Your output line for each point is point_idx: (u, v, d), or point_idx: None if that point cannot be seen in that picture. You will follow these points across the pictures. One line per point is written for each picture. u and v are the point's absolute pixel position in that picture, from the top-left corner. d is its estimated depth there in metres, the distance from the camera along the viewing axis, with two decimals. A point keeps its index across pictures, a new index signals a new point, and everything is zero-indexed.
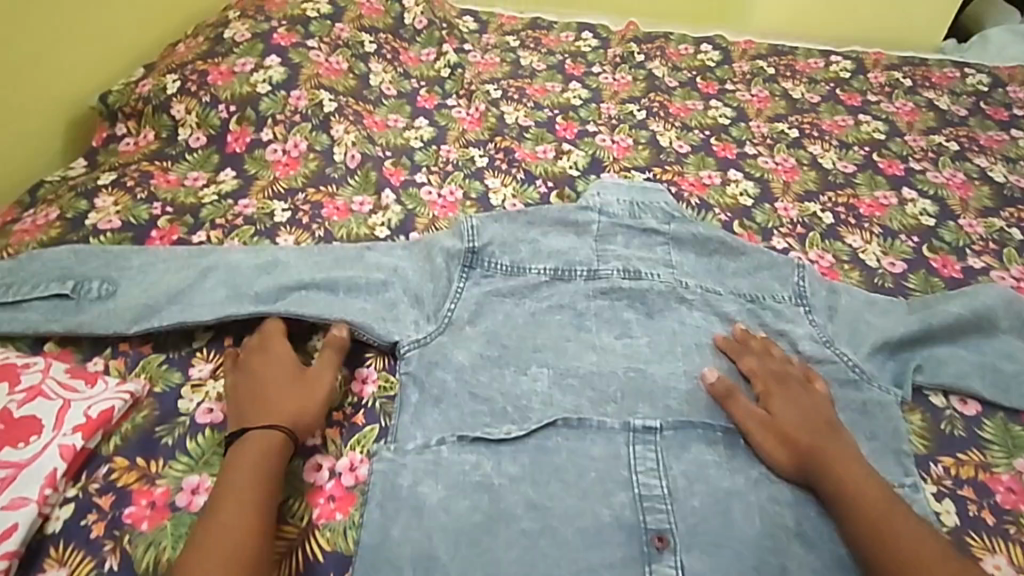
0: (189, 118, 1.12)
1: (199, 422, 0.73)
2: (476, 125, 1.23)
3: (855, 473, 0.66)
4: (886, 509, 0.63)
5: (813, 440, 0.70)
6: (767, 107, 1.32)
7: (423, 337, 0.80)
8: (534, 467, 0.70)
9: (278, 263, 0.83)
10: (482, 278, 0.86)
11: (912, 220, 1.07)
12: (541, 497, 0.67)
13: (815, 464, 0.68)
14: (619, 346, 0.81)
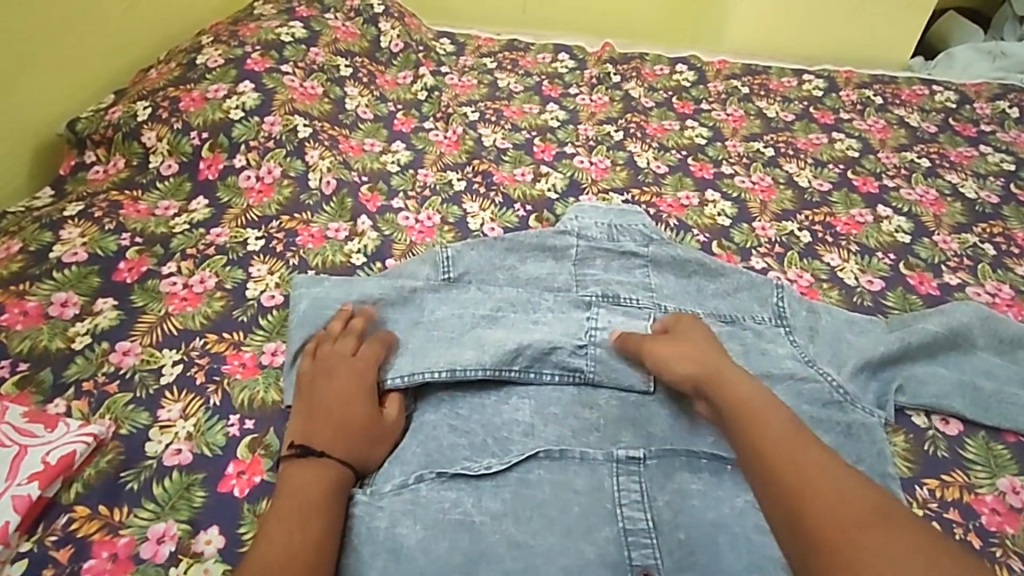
0: (160, 145, 1.10)
1: (166, 464, 0.70)
2: (453, 148, 1.21)
3: (789, 433, 0.57)
4: (818, 470, 0.52)
5: (748, 404, 0.62)
6: (743, 126, 1.33)
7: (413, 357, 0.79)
8: (515, 504, 0.67)
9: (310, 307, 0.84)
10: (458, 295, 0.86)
11: (888, 238, 1.08)
12: (522, 535, 0.65)
13: (742, 425, 0.60)
14: (601, 371, 0.79)
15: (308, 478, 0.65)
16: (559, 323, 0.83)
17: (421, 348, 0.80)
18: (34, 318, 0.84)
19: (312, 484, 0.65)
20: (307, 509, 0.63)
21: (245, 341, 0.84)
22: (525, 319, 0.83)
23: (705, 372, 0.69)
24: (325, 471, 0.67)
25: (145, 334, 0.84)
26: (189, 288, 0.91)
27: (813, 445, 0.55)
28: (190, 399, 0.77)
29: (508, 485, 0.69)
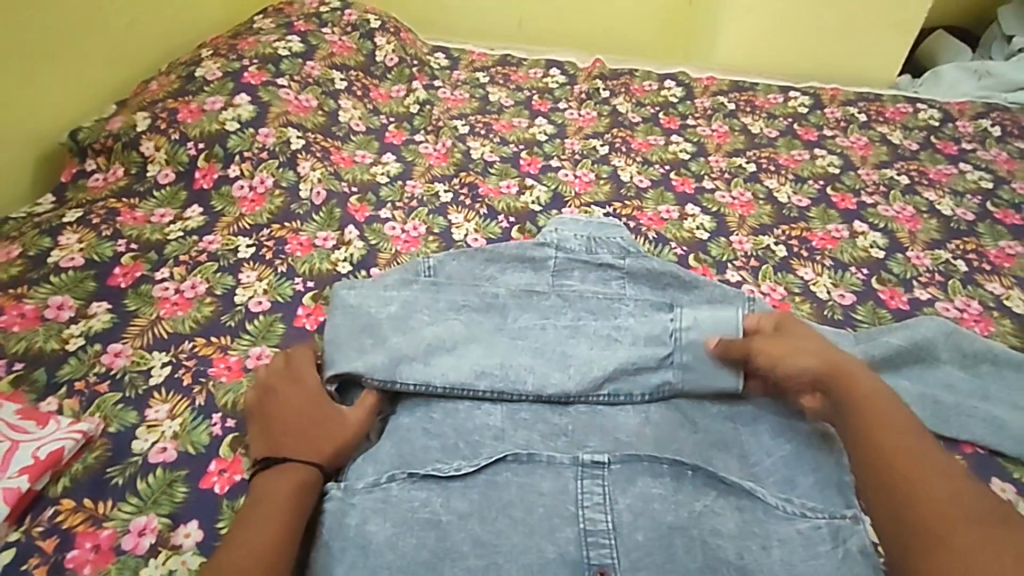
0: (158, 155, 1.15)
1: (151, 461, 0.73)
2: (442, 161, 1.25)
3: (909, 444, 0.67)
4: (930, 489, 0.63)
5: (873, 409, 0.71)
6: (726, 142, 1.37)
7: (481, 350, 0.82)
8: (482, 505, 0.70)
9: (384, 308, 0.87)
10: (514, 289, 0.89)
11: (863, 253, 1.10)
12: (487, 534, 0.68)
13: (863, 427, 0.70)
14: (685, 381, 0.83)
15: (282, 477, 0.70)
16: (640, 329, 0.85)
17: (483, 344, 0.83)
18: (31, 320, 0.88)
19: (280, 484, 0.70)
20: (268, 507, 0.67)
21: (232, 345, 0.88)
22: (607, 327, 0.86)
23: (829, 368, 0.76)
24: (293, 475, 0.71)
25: (137, 336, 0.87)
26: (180, 293, 0.95)
27: (925, 460, 0.65)
28: (177, 400, 0.80)
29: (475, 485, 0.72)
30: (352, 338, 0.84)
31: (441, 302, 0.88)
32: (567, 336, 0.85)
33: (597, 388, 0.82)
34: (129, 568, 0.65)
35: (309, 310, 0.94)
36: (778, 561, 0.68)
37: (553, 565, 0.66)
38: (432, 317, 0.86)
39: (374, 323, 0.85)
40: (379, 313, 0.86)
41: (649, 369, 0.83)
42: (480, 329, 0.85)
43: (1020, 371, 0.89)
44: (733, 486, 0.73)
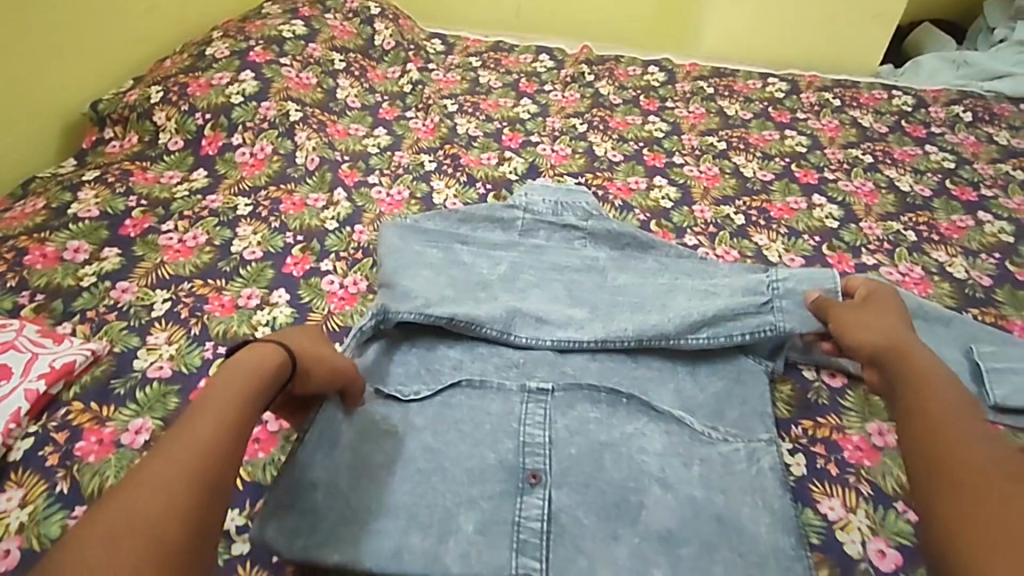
0: (169, 124, 1.26)
1: (149, 376, 0.84)
2: (429, 135, 1.35)
3: (959, 413, 0.67)
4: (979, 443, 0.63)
5: (926, 380, 0.73)
6: (701, 122, 1.44)
7: (543, 322, 0.90)
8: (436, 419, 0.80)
9: (466, 264, 0.97)
10: (591, 266, 0.99)
11: (818, 223, 1.17)
12: (436, 442, 0.77)
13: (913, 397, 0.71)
14: (785, 322, 0.88)
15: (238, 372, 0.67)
16: (733, 291, 0.92)
17: (545, 309, 0.92)
18: (50, 260, 0.99)
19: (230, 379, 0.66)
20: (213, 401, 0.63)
21: (226, 287, 0.98)
22: (681, 296, 0.93)
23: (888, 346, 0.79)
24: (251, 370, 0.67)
25: (142, 277, 0.98)
26: (183, 243, 1.05)
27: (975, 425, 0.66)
28: (175, 329, 0.91)
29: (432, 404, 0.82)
30: (466, 289, 0.94)
31: (545, 271, 0.98)
32: (665, 294, 0.93)
33: (695, 331, 0.87)
34: (127, 458, 0.75)
35: (297, 260, 1.04)
36: (696, 475, 0.76)
37: (492, 468, 0.75)
38: (537, 279, 0.97)
39: (484, 283, 0.95)
40: (490, 272, 0.97)
41: (749, 314, 0.88)
42: (583, 290, 0.95)
43: (946, 326, 0.95)
44: (663, 413, 0.82)
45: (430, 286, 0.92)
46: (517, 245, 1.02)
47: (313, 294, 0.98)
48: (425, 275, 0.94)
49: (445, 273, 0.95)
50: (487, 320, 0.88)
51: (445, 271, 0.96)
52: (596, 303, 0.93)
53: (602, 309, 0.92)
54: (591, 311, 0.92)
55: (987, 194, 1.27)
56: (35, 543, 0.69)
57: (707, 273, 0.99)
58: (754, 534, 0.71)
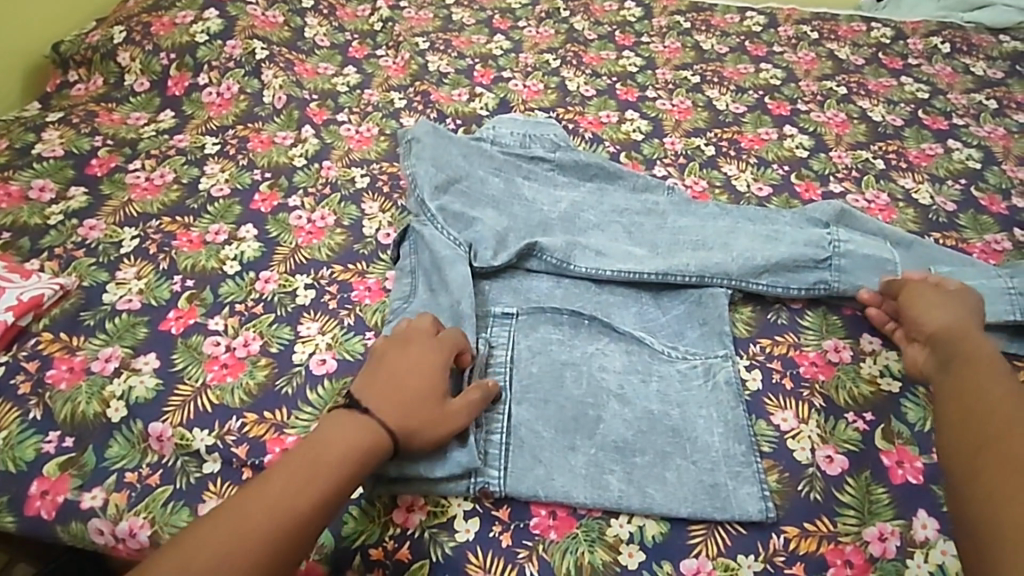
0: (134, 65, 1.25)
1: (119, 308, 0.86)
2: (400, 72, 1.33)
3: (1007, 403, 0.61)
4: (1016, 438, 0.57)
5: (972, 369, 0.66)
6: (676, 57, 1.42)
7: (570, 258, 0.91)
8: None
9: (526, 199, 0.99)
10: (648, 204, 1.00)
11: (787, 152, 1.18)
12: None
13: (952, 386, 0.66)
14: (842, 284, 0.89)
15: (334, 432, 0.63)
16: (798, 237, 0.92)
17: (602, 247, 0.93)
18: (15, 199, 0.99)
19: (330, 444, 0.62)
20: (315, 470, 0.60)
21: (194, 223, 0.99)
22: (740, 237, 0.93)
23: (943, 334, 0.73)
24: (349, 439, 0.63)
25: (110, 215, 0.99)
26: (150, 181, 1.05)
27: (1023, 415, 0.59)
28: (143, 265, 0.92)
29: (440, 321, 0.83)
30: (527, 228, 0.95)
31: (605, 209, 1.00)
32: (727, 232, 0.94)
33: (756, 276, 0.89)
34: (98, 384, 0.77)
35: (265, 196, 1.04)
36: (653, 391, 0.78)
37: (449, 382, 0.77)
38: (597, 218, 0.98)
39: (545, 220, 0.97)
40: (551, 212, 0.98)
41: (808, 268, 0.89)
42: (643, 232, 0.97)
43: (907, 250, 0.97)
44: (622, 333, 0.84)
45: (485, 217, 0.94)
46: (542, 174, 1.04)
47: (281, 228, 0.98)
48: (486, 207, 0.97)
49: (507, 207, 0.97)
50: (549, 246, 0.91)
51: (509, 205, 0.98)
52: (656, 242, 0.95)
53: (658, 245, 0.94)
54: (651, 250, 0.94)
55: (959, 122, 1.27)
56: (11, 466, 0.72)
57: (770, 220, 0.97)
58: (707, 443, 0.73)
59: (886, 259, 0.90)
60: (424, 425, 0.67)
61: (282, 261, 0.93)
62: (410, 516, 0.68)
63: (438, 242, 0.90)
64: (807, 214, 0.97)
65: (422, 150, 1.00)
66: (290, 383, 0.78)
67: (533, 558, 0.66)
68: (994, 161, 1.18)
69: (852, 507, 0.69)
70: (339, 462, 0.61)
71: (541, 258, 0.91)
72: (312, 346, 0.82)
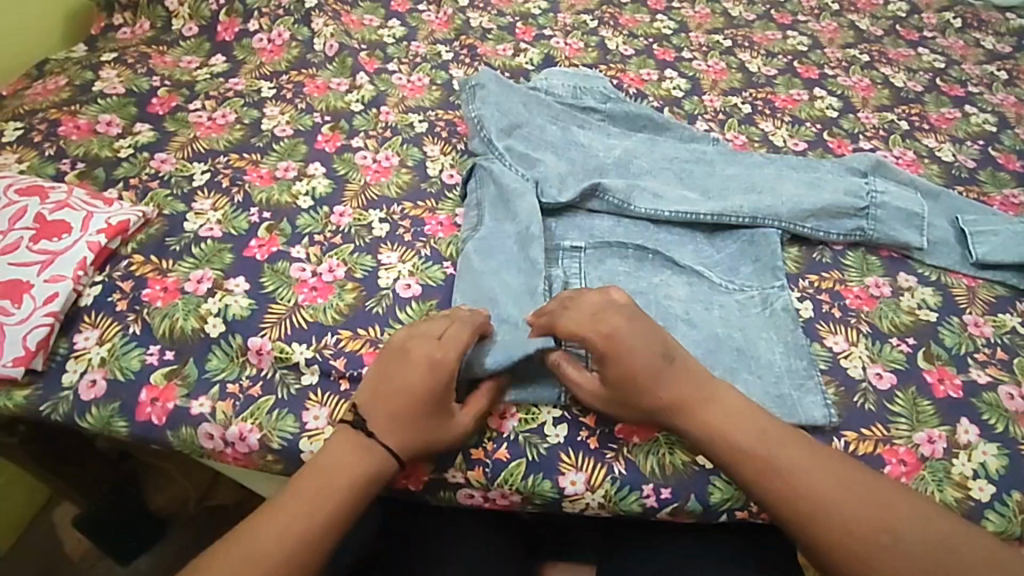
0: (182, 10, 1.26)
1: (202, 235, 0.88)
2: (443, 27, 1.35)
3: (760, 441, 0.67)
4: (837, 502, 0.63)
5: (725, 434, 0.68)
6: (707, 22, 1.47)
7: (629, 197, 0.95)
8: (502, 260, 0.85)
9: (581, 144, 1.03)
10: (698, 150, 1.04)
11: (819, 113, 1.24)
12: (515, 274, 0.84)
13: (742, 458, 0.67)
14: (880, 229, 0.95)
15: (341, 456, 0.67)
16: (840, 184, 0.97)
17: (658, 189, 0.97)
18: (85, 132, 1.01)
19: (339, 469, 0.66)
20: (328, 490, 0.65)
21: (262, 160, 1.01)
22: (788, 181, 0.98)
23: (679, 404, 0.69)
24: (356, 464, 0.67)
25: (179, 150, 1.01)
26: (213, 120, 1.07)
27: (820, 464, 0.66)
28: (218, 197, 0.94)
29: (508, 246, 0.87)
30: (586, 168, 0.99)
31: (657, 156, 1.03)
32: (775, 178, 0.98)
33: (803, 220, 0.94)
34: (193, 303, 0.81)
35: (328, 137, 1.06)
36: (716, 316, 0.83)
37: (519, 302, 0.81)
38: (650, 165, 1.02)
39: (601, 164, 1.01)
40: (606, 157, 1.01)
41: (848, 216, 0.95)
42: (694, 178, 1.00)
43: (935, 201, 1.02)
44: (684, 267, 0.88)
45: (546, 160, 0.98)
46: (594, 123, 1.08)
47: (348, 167, 1.01)
48: (546, 150, 1.00)
49: (565, 151, 1.01)
50: (609, 187, 0.95)
51: (566, 148, 1.02)
52: (708, 187, 0.99)
53: (709, 189, 0.98)
54: (703, 194, 0.98)
55: (974, 91, 1.35)
56: (119, 374, 0.76)
57: (811, 168, 1.02)
58: (770, 360, 0.79)
59: (919, 210, 0.97)
60: (422, 450, 0.69)
61: (354, 197, 0.96)
62: (504, 422, 0.74)
63: (504, 179, 0.94)
64: (846, 164, 1.03)
65: (487, 94, 1.05)
66: (380, 304, 0.83)
67: (621, 459, 0.73)
68: (1008, 125, 1.26)
69: (903, 416, 0.77)
70: (352, 483, 0.66)
71: (603, 198, 0.95)
72: (396, 273, 0.86)
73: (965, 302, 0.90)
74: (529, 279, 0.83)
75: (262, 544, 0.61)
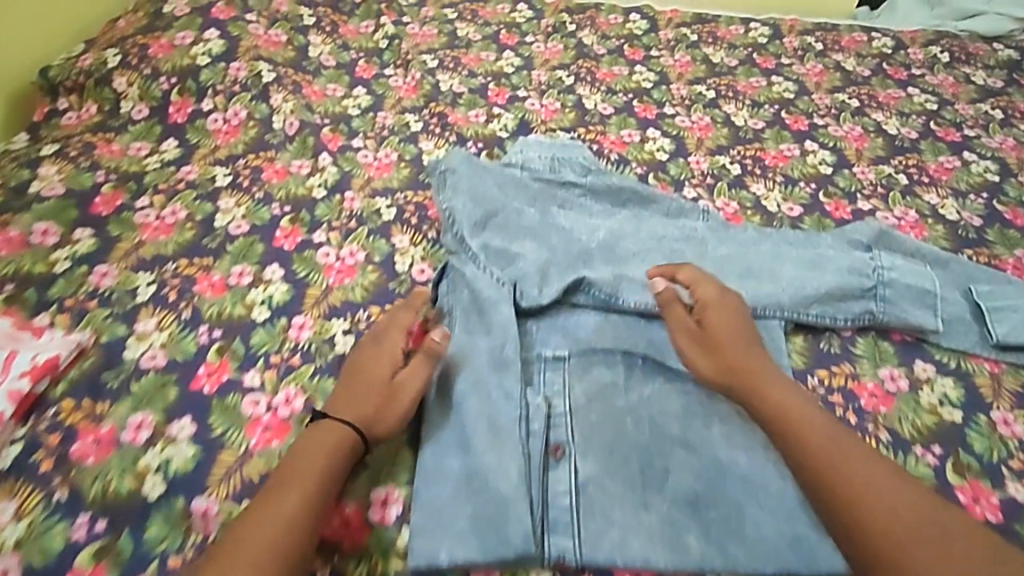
0: (131, 91, 1.17)
1: (143, 366, 0.79)
2: (411, 93, 1.28)
3: (829, 436, 0.68)
4: (889, 505, 0.62)
5: (808, 444, 0.67)
6: (688, 71, 1.40)
7: (616, 290, 0.87)
8: (476, 385, 0.76)
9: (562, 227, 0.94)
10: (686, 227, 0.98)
11: (812, 169, 1.17)
12: (486, 404, 0.74)
13: (810, 441, 0.67)
14: (891, 310, 0.87)
15: (314, 444, 0.67)
16: (843, 261, 0.90)
17: (649, 279, 0.89)
18: (17, 244, 0.92)
19: (310, 456, 0.66)
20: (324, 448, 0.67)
21: (214, 265, 0.92)
22: (785, 261, 0.90)
23: (782, 413, 0.70)
24: (330, 440, 0.68)
25: (122, 259, 0.92)
26: (162, 219, 0.98)
27: (879, 467, 0.66)
28: (164, 314, 0.85)
29: (482, 363, 0.78)
30: (568, 257, 0.90)
31: (644, 235, 0.95)
32: (772, 257, 0.91)
33: (806, 306, 0.87)
34: (129, 457, 0.71)
35: (287, 232, 0.97)
36: (718, 434, 0.75)
37: (495, 433, 0.72)
38: (638, 246, 0.94)
39: (585, 249, 0.92)
40: (590, 241, 0.93)
41: (855, 297, 0.88)
42: (686, 261, 0.92)
43: (944, 269, 0.95)
44: (677, 373, 0.81)
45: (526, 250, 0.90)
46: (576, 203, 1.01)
47: (308, 267, 0.92)
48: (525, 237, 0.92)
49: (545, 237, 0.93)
50: (595, 281, 0.87)
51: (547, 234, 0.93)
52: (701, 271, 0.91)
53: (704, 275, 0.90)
54: None
55: (971, 134, 1.29)
56: (36, 559, 0.64)
57: (809, 243, 0.96)
58: (781, 489, 0.71)
59: (930, 285, 0.90)
60: (376, 407, 0.71)
61: (314, 304, 0.88)
62: None
63: (476, 279, 0.86)
64: (846, 237, 0.97)
65: (457, 181, 0.96)
66: None
67: None
68: (1011, 173, 1.19)
69: None
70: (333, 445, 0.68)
71: (589, 293, 0.87)
72: None
73: (990, 395, 0.83)
74: (508, 406, 0.74)
75: (254, 535, 0.60)
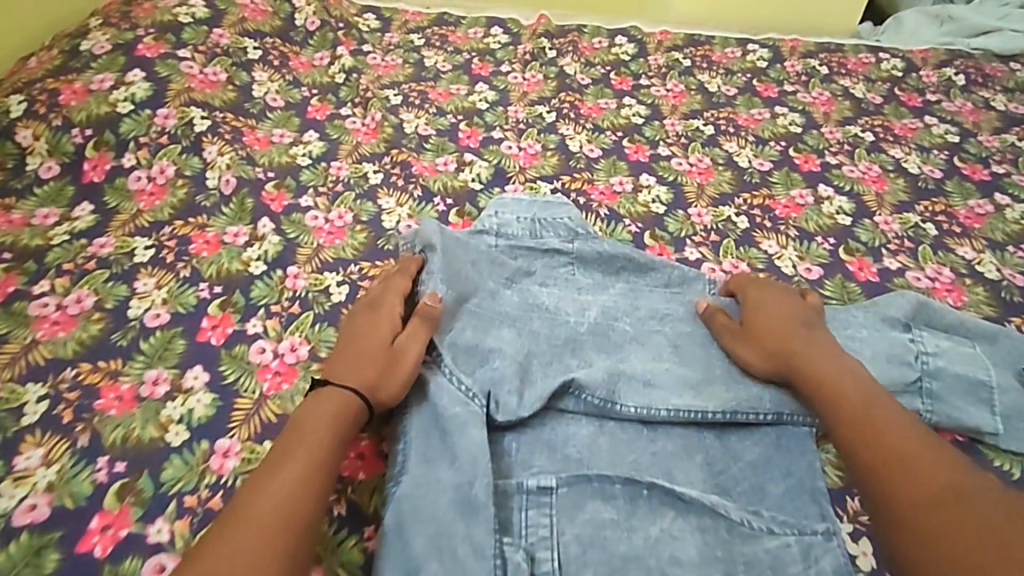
0: (37, 145, 0.94)
1: (16, 524, 0.63)
2: (371, 137, 1.12)
3: (883, 413, 0.65)
4: (924, 468, 0.59)
5: (881, 430, 0.63)
6: (682, 102, 1.25)
7: (613, 393, 0.72)
8: (438, 540, 0.60)
9: (545, 308, 0.79)
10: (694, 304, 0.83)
11: (829, 221, 1.03)
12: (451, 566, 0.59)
13: (856, 413, 0.66)
14: (941, 409, 0.74)
15: (319, 409, 0.65)
16: (883, 348, 0.76)
17: (654, 376, 0.74)
18: None
19: (315, 423, 0.63)
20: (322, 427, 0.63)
21: (123, 370, 0.77)
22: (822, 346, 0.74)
23: (829, 386, 0.69)
24: (331, 413, 0.65)
25: (5, 368, 0.75)
26: (62, 310, 0.82)
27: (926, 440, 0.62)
28: (55, 442, 0.70)
29: (445, 507, 0.62)
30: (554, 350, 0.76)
31: (641, 315, 0.81)
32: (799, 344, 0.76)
33: None
34: None
35: (215, 321, 0.82)
36: None
37: None
38: (635, 329, 0.79)
39: (573, 335, 0.77)
40: (579, 325, 0.78)
41: (901, 395, 0.74)
42: (691, 348, 0.78)
43: (994, 345, 0.81)
44: (692, 502, 0.65)
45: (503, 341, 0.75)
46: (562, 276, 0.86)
47: (237, 369, 0.78)
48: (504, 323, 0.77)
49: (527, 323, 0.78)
50: (587, 382, 0.72)
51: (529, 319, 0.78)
52: (709, 363, 0.77)
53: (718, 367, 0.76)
54: (704, 372, 0.76)
55: (999, 171, 1.15)
56: None
57: (845, 321, 0.80)
58: None
59: (984, 374, 0.77)
60: (379, 371, 0.69)
61: (242, 420, 0.73)
62: None
63: (440, 390, 0.70)
64: (881, 312, 0.81)
65: (431, 263, 0.81)
66: None
67: None
68: None
69: None
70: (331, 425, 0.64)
71: (577, 397, 0.72)
72: None
73: None
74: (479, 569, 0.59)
75: (255, 515, 0.55)
